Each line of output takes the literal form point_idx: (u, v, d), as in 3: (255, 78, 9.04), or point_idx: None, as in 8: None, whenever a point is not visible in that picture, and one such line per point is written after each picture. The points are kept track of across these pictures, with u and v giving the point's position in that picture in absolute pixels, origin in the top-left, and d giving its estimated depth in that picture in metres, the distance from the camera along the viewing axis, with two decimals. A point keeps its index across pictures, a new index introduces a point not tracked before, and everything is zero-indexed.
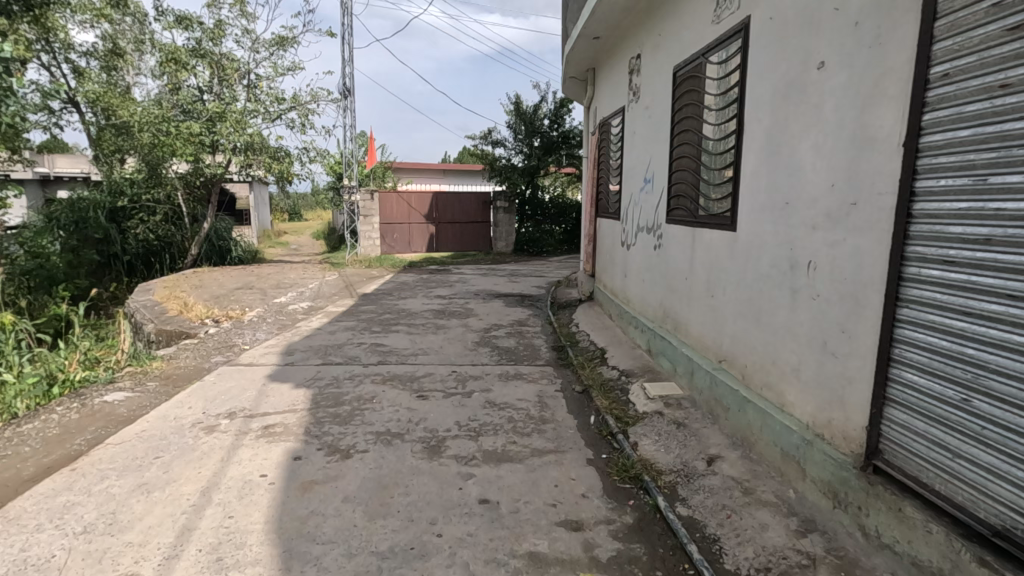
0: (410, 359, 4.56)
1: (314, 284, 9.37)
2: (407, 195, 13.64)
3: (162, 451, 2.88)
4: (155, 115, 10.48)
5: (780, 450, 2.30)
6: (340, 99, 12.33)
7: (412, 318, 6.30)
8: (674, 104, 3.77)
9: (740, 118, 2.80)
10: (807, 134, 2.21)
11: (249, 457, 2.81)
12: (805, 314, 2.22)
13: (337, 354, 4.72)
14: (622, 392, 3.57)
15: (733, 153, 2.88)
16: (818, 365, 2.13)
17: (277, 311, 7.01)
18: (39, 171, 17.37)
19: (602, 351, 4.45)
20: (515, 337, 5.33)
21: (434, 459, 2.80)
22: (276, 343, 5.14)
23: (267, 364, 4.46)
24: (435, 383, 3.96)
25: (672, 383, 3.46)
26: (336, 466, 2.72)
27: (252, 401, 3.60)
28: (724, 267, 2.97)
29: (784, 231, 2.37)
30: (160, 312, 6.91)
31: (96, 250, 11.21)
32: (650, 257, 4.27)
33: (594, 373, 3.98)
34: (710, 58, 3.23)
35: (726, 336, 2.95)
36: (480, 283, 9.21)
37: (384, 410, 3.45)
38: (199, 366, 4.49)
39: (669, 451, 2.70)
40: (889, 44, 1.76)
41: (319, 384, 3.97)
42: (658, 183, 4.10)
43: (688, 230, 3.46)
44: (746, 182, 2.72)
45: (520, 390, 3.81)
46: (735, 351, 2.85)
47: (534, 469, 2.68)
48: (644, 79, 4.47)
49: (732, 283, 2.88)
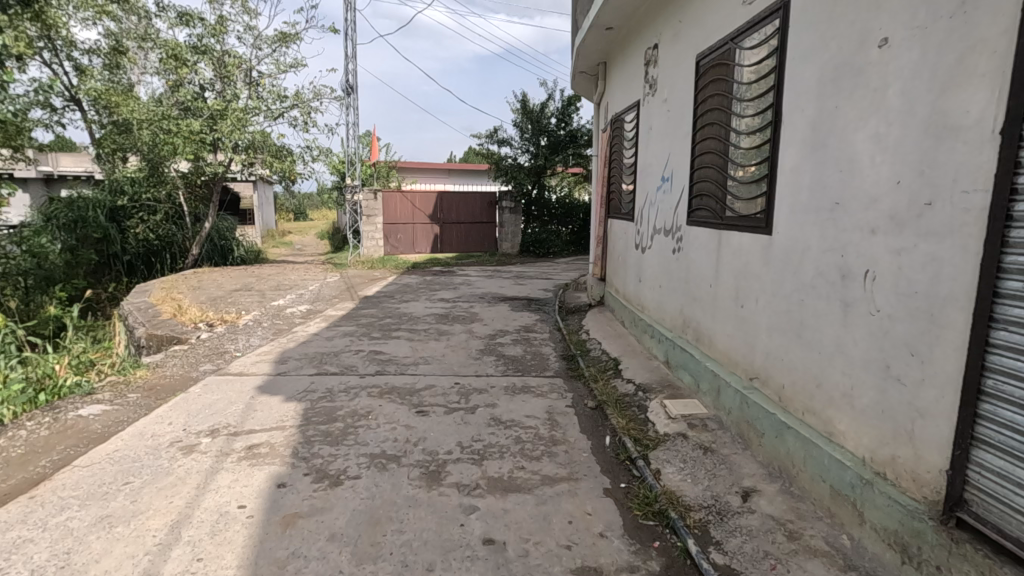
0: (410, 369, 4.27)
1: (314, 286, 9.12)
2: (411, 195, 13.36)
3: (133, 475, 2.61)
4: (156, 113, 10.29)
5: (829, 487, 2.00)
6: (342, 97, 12.10)
7: (414, 323, 6.01)
8: (697, 95, 3.48)
9: (776, 107, 2.51)
10: (863, 124, 1.91)
11: (228, 484, 2.53)
12: (860, 332, 1.92)
13: (332, 363, 4.44)
14: (639, 409, 3.27)
15: (769, 148, 2.58)
16: (878, 393, 1.83)
17: (274, 314, 6.75)
18: (42, 169, 17.25)
19: (616, 362, 4.16)
20: (521, 344, 5.03)
21: (432, 488, 2.51)
22: (269, 350, 4.87)
23: (257, 373, 4.18)
24: (436, 396, 3.68)
25: (695, 401, 3.15)
26: (323, 496, 2.44)
27: (238, 416, 3.32)
28: (756, 274, 2.68)
29: (833, 235, 2.08)
30: (153, 315, 6.68)
31: (96, 249, 11.06)
32: (668, 262, 3.97)
33: (608, 387, 3.68)
34: (739, 44, 2.93)
35: (758, 351, 2.65)
36: (484, 285, 8.94)
37: (380, 427, 3.17)
38: (186, 375, 4.21)
39: (697, 482, 2.40)
40: (979, 12, 1.47)
41: (312, 397, 3.68)
42: (678, 182, 3.81)
43: (714, 232, 3.16)
44: (784, 180, 2.43)
45: (527, 406, 3.51)
46: (769, 368, 2.55)
47: (544, 501, 2.39)
48: (662, 70, 4.17)
49: (766, 292, 2.58)
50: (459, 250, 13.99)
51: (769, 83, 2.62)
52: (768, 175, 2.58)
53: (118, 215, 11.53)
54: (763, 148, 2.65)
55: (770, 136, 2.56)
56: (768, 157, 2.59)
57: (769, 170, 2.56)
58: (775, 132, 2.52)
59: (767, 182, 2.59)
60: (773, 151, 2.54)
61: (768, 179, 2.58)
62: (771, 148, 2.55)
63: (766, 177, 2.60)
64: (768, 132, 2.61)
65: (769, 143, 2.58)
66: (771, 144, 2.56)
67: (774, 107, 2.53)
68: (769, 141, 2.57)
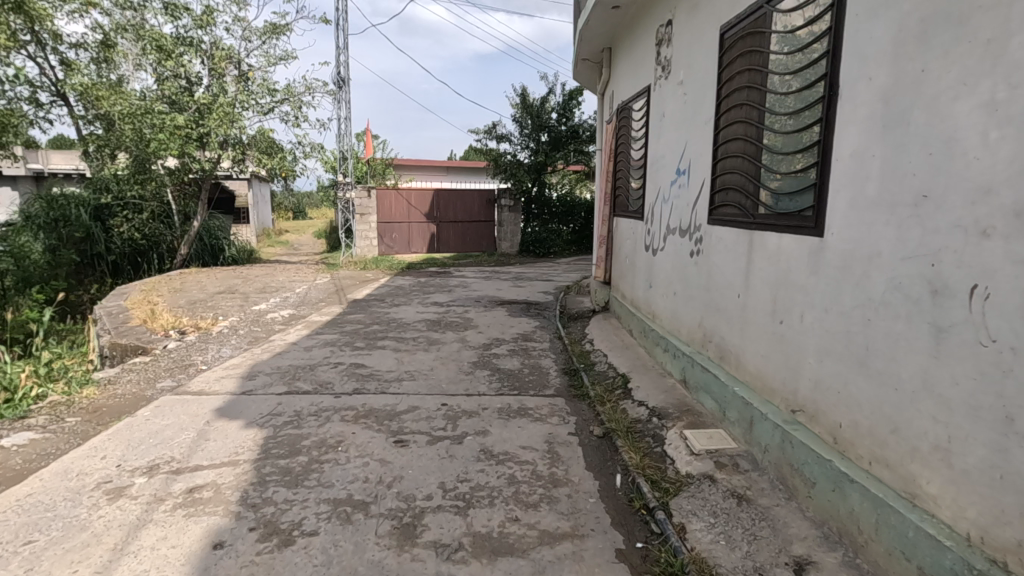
0: (392, 387, 3.79)
1: (302, 288, 8.64)
2: (406, 193, 12.84)
3: (38, 531, 2.13)
4: (138, 107, 9.74)
5: (916, 568, 1.53)
6: (335, 91, 11.62)
7: (402, 331, 5.53)
8: (720, 75, 3.00)
9: (829, 78, 2.03)
10: (969, 88, 1.43)
11: (154, 544, 2.05)
12: (962, 367, 1.44)
13: (305, 379, 3.94)
14: (654, 441, 2.79)
15: (818, 128, 2.10)
16: (992, 453, 1.36)
17: (254, 320, 6.27)
18: (32, 167, 16.80)
19: (625, 379, 3.68)
20: (518, 356, 4.55)
21: (404, 550, 2.03)
22: (240, 364, 4.39)
23: (220, 392, 3.68)
24: (419, 421, 3.19)
25: (720, 431, 2.68)
26: (267, 562, 1.96)
27: (185, 448, 2.83)
28: (800, 285, 2.20)
29: (917, 238, 1.60)
30: (124, 320, 6.20)
31: (78, 249, 10.57)
32: (684, 266, 3.50)
33: (617, 411, 3.21)
34: (778, 5, 2.43)
35: (804, 378, 2.17)
36: (481, 287, 8.47)
37: (349, 463, 2.69)
38: (139, 394, 3.72)
39: (733, 546, 1.92)
40: None
41: (276, 422, 3.19)
42: (697, 174, 3.33)
43: (743, 232, 2.69)
44: (841, 168, 1.95)
45: (524, 434, 3.03)
46: (819, 401, 2.08)
47: (541, 570, 1.91)
48: (677, 47, 3.69)
49: (815, 306, 2.10)
50: (456, 249, 13.48)
51: (817, 48, 2.13)
52: (818, 163, 2.09)
53: (103, 213, 11.07)
54: (808, 129, 2.17)
55: (821, 116, 2.08)
56: (817, 140, 2.11)
57: (821, 154, 2.08)
58: (827, 108, 2.04)
59: (818, 172, 2.09)
60: (825, 131, 2.05)
61: (818, 166, 2.10)
62: (822, 127, 2.07)
63: (815, 164, 2.11)
64: (816, 110, 2.12)
65: (817, 123, 2.10)
66: (822, 126, 2.08)
67: (825, 79, 2.05)
68: (819, 119, 2.08)
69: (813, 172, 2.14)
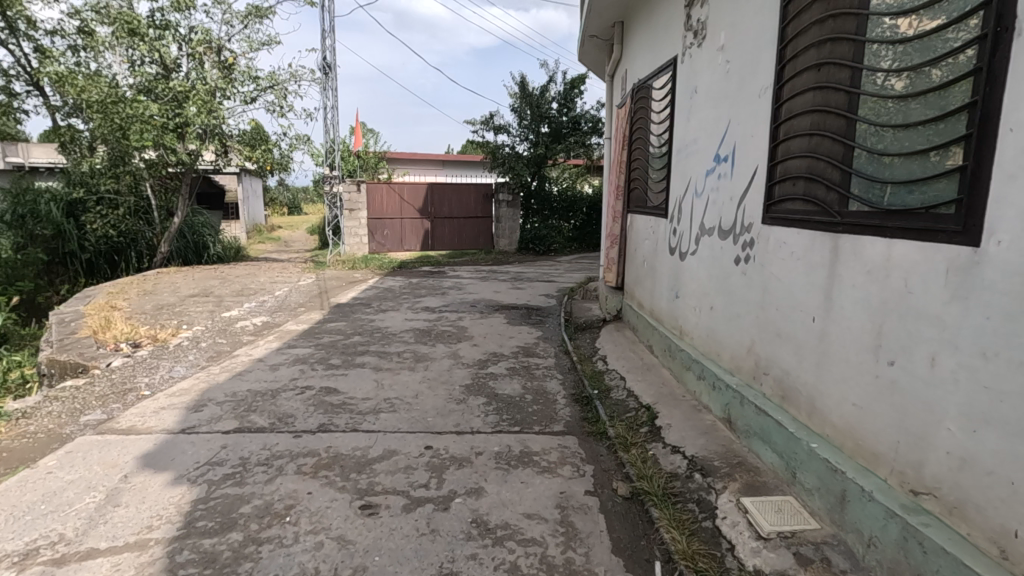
0: (365, 422, 3.10)
1: (283, 291, 7.91)
2: (398, 186, 11.98)
3: None
4: (110, 95, 9.01)
5: None
6: (322, 78, 10.86)
7: (386, 344, 4.83)
8: (782, 33, 2.33)
9: (923, 40, 1.61)
10: None
11: None
12: None
13: (261, 412, 3.24)
14: (700, 510, 2.13)
15: (892, 107, 1.73)
16: None
17: (222, 329, 5.57)
18: (13, 161, 16.11)
19: (651, 414, 3.01)
20: (519, 377, 3.87)
21: None
22: (190, 388, 3.69)
23: (154, 430, 2.99)
24: (395, 475, 2.51)
25: (789, 500, 2.03)
26: None
27: (82, 522, 2.14)
28: (929, 314, 1.53)
29: None
30: (74, 330, 5.46)
31: (48, 247, 9.80)
32: (726, 276, 2.82)
33: (645, 463, 2.53)
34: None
35: (935, 449, 1.51)
36: (478, 289, 7.79)
37: (295, 546, 2.00)
38: (55, 433, 3.02)
39: None
40: None
41: (211, 477, 2.49)
42: (745, 161, 2.65)
43: (823, 237, 2.01)
44: (1019, 141, 1.28)
45: (529, 493, 2.35)
46: (965, 488, 1.42)
47: None
48: (713, 7, 3.01)
49: (962, 350, 1.42)
50: (452, 246, 12.67)
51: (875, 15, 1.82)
52: (882, 155, 1.77)
53: (76, 208, 10.31)
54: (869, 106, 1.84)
55: (891, 95, 1.74)
56: (886, 121, 1.76)
57: (936, 134, 1.57)
58: (913, 81, 1.65)
59: (892, 166, 1.74)
60: (936, 108, 1.56)
61: (896, 157, 1.72)
62: (924, 104, 1.61)
63: (886, 155, 1.75)
64: (887, 85, 1.76)
65: (885, 103, 1.76)
66: (893, 105, 1.73)
67: (911, 44, 1.65)
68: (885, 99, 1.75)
69: (885, 162, 1.78)
